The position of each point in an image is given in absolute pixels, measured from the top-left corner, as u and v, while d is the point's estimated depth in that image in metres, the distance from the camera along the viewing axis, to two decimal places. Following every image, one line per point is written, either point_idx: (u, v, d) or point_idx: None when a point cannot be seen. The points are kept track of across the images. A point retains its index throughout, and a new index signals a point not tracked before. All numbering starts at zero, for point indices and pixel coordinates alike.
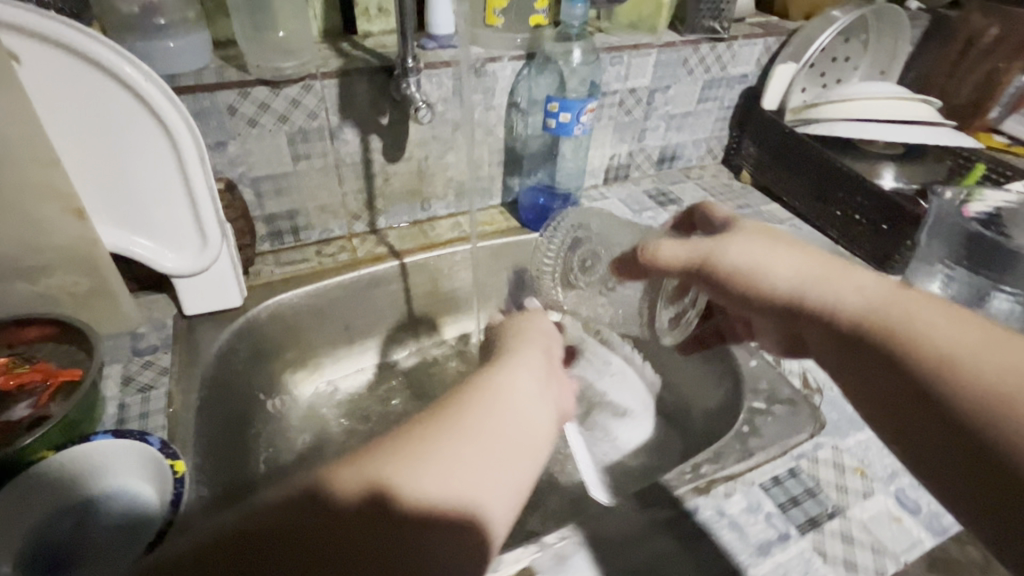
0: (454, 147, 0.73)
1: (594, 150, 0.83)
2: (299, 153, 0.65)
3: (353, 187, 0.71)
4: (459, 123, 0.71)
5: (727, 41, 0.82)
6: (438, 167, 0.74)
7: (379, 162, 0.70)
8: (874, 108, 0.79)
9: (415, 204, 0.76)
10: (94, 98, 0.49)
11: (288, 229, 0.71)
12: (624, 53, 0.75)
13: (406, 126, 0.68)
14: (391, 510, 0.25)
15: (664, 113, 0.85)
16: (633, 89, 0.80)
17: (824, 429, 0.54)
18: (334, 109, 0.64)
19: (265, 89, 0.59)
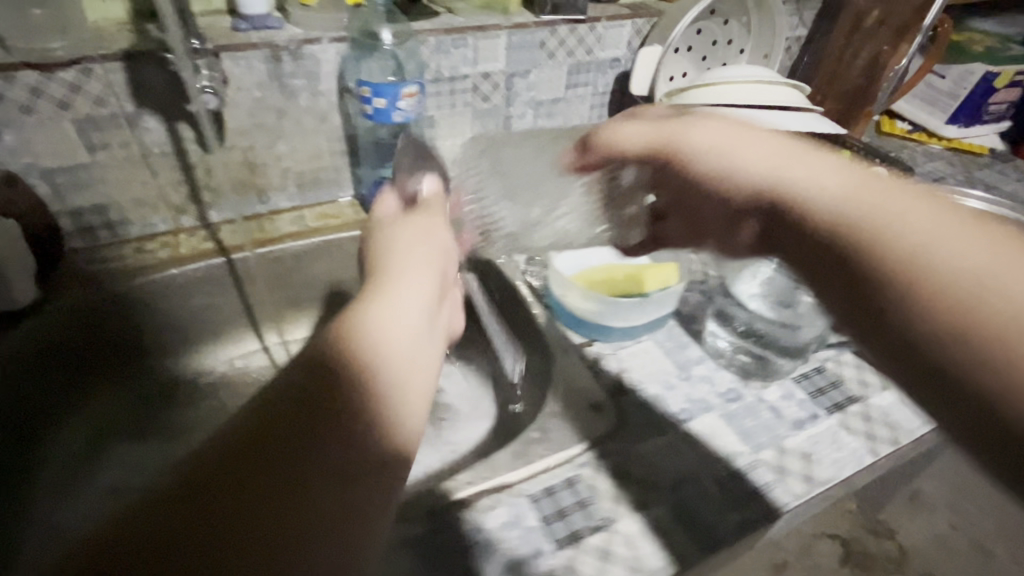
0: (283, 136, 0.69)
1: (452, 139, 0.79)
2: (94, 143, 0.60)
3: (169, 179, 0.66)
4: (285, 110, 0.67)
5: (589, 24, 0.78)
6: (270, 157, 0.70)
7: (195, 152, 0.65)
8: (737, 92, 0.75)
9: (250, 197, 0.72)
10: None
11: (100, 224, 0.66)
12: (467, 36, 0.71)
13: (222, 114, 0.64)
14: (299, 451, 0.27)
15: (529, 99, 0.81)
16: (486, 73, 0.76)
17: (621, 434, 0.51)
18: (126, 95, 0.59)
19: (33, 74, 0.54)
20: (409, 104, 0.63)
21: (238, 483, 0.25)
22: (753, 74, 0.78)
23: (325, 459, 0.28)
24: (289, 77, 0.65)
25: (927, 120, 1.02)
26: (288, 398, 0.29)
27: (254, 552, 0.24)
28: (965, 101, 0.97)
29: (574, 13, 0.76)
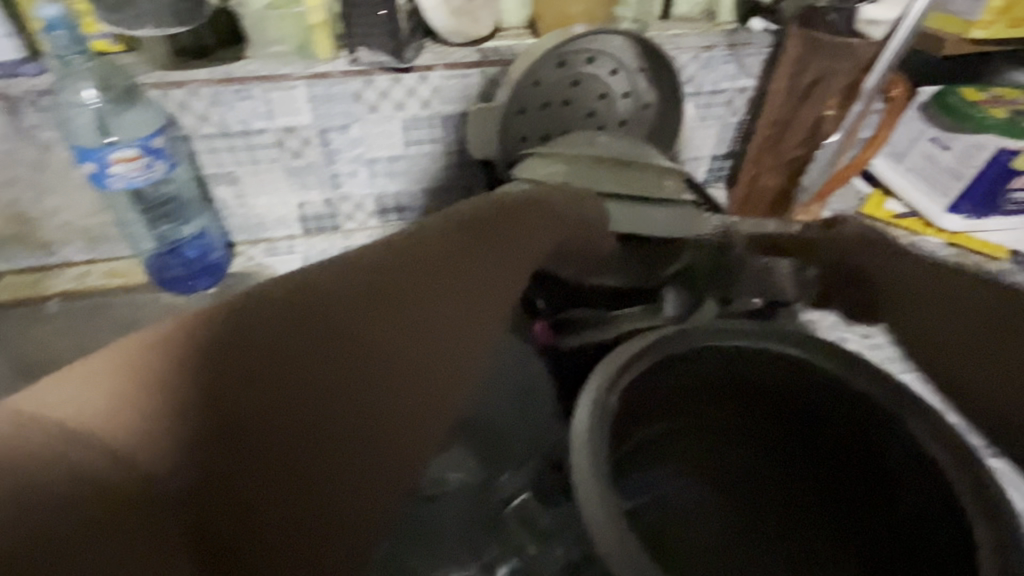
0: (48, 190, 0.62)
1: (262, 197, 0.70)
2: None
3: None
4: (42, 163, 0.60)
5: (418, 74, 0.65)
6: (42, 211, 0.63)
7: None
8: (582, 166, 0.58)
9: (32, 249, 0.66)
10: None
11: None
12: (252, 86, 0.61)
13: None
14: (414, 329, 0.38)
15: (357, 157, 0.70)
16: (290, 127, 0.65)
17: None
18: None
19: None
20: (128, 169, 0.56)
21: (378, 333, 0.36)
22: (602, 148, 0.60)
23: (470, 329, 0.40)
24: (36, 129, 0.58)
25: (924, 206, 0.77)
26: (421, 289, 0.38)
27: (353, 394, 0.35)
28: (971, 181, 0.72)
29: (404, 62, 0.64)
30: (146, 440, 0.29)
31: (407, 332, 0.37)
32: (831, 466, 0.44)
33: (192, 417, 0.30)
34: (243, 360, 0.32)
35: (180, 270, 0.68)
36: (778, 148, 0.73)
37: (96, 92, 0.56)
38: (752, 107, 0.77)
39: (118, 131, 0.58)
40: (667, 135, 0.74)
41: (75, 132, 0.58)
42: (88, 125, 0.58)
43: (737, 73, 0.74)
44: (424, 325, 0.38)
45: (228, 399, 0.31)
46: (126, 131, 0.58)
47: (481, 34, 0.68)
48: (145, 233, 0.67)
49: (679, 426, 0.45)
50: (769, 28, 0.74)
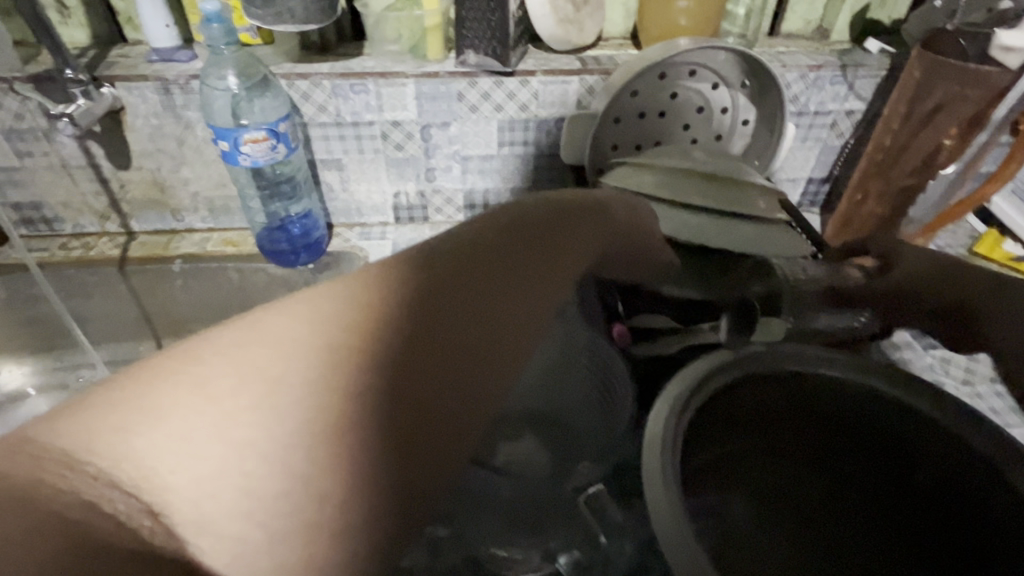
0: (185, 162, 0.70)
1: (362, 184, 0.75)
2: (20, 150, 0.67)
3: (90, 189, 0.71)
4: (183, 138, 0.68)
5: (520, 78, 0.67)
6: (177, 181, 0.71)
7: (108, 167, 0.70)
8: (673, 177, 0.58)
9: (165, 213, 0.74)
10: None
11: (39, 218, 0.73)
12: (367, 81, 0.66)
13: (124, 133, 0.67)
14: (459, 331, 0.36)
15: (454, 153, 0.73)
16: (395, 121, 0.70)
17: None
18: (40, 113, 0.64)
19: None
20: (255, 149, 0.62)
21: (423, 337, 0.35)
22: (695, 160, 0.60)
23: (519, 335, 0.39)
24: (182, 109, 0.65)
25: None
26: (467, 290, 0.37)
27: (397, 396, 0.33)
28: None
29: (507, 66, 0.66)
30: (173, 455, 0.27)
31: (452, 336, 0.36)
32: (915, 505, 0.41)
33: (222, 431, 0.29)
34: (274, 369, 0.31)
35: (285, 244, 0.74)
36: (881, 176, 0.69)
37: (237, 79, 0.63)
38: (859, 131, 0.74)
39: (248, 115, 0.65)
40: (764, 154, 0.72)
41: (213, 113, 0.65)
42: (223, 105, 0.65)
43: (846, 95, 0.71)
44: (471, 330, 0.37)
45: (256, 411, 0.30)
46: (255, 115, 0.65)
47: (583, 43, 0.70)
48: (259, 207, 0.74)
49: (749, 448, 0.43)
50: (888, 49, 0.71)
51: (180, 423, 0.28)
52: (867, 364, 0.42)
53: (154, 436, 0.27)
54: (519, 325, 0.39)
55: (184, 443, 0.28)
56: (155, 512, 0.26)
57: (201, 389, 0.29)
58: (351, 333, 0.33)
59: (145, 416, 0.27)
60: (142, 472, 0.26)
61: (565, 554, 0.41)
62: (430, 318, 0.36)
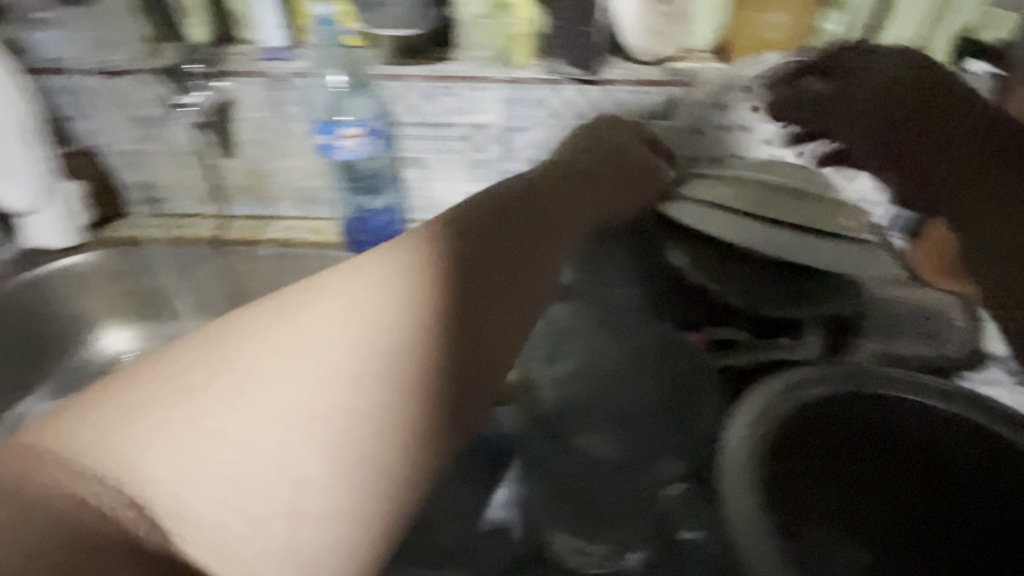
0: (283, 154, 0.74)
1: (442, 184, 0.77)
2: (141, 135, 0.74)
3: (197, 173, 0.77)
4: (283, 131, 0.73)
5: (603, 87, 0.68)
6: (274, 170, 0.76)
7: (214, 154, 0.75)
8: (747, 190, 0.58)
9: (259, 200, 0.79)
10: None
11: (149, 199, 0.79)
12: (455, 84, 0.69)
13: (227, 122, 0.72)
14: (418, 342, 0.40)
15: (530, 158, 0.75)
16: (479, 124, 0.72)
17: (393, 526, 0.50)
18: (162, 102, 0.71)
19: (99, 78, 0.69)
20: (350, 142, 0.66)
21: (384, 347, 0.39)
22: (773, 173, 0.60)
23: (473, 347, 0.43)
24: (286, 104, 0.70)
25: None
26: (435, 303, 0.41)
27: (349, 400, 0.37)
28: None
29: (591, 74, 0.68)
30: (144, 461, 0.32)
31: (413, 345, 0.39)
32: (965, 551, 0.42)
33: (183, 427, 0.33)
34: (235, 369, 0.35)
35: (364, 235, 0.77)
36: (922, 159, 0.62)
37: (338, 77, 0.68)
38: None
39: (344, 110, 0.69)
40: None
41: (313, 108, 0.70)
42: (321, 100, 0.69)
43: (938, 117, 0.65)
44: (431, 342, 0.40)
45: (221, 412, 0.34)
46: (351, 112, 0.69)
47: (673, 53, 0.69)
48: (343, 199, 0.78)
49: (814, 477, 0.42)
50: None
51: (154, 421, 0.33)
52: (954, 395, 0.43)
53: (128, 433, 0.32)
54: (484, 339, 0.44)
55: (193, 428, 0.33)
56: (138, 503, 0.31)
57: (180, 390, 0.34)
58: (317, 341, 0.38)
59: (121, 415, 0.32)
60: (124, 466, 0.31)
61: (635, 552, 0.45)
62: (384, 331, 0.39)
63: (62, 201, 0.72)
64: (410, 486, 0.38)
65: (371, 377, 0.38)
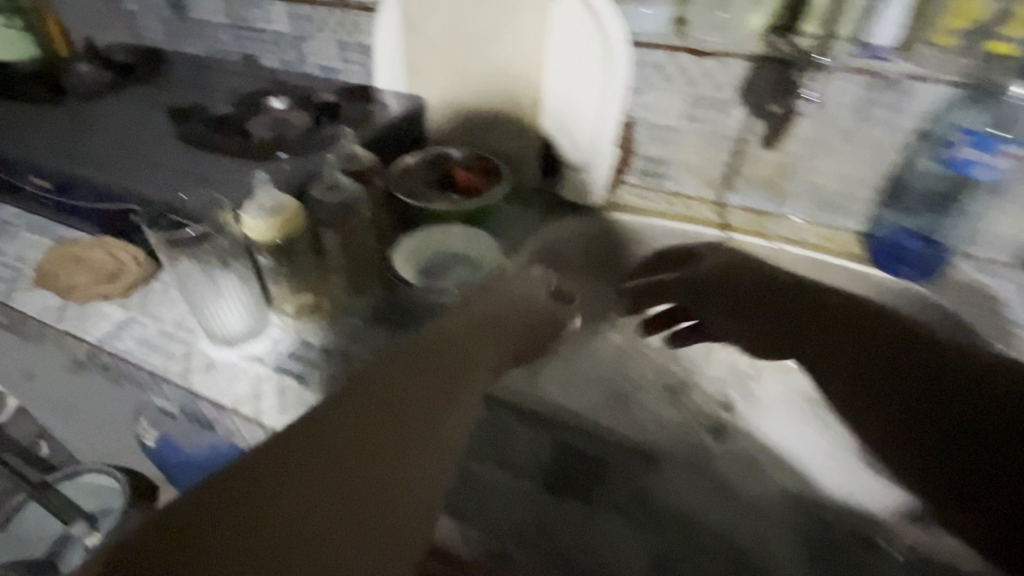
0: (833, 153, 0.68)
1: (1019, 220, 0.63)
2: (691, 114, 0.72)
3: (720, 159, 0.74)
4: (851, 133, 0.66)
5: None
6: (809, 170, 0.70)
7: (753, 144, 0.71)
8: None
9: (767, 196, 0.74)
10: (575, 27, 0.66)
11: (655, 172, 0.80)
12: None
13: (795, 118, 0.67)
14: (326, 470, 0.45)
15: None
16: None
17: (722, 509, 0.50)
18: (736, 87, 0.68)
19: (689, 58, 0.68)
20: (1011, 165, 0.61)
21: (286, 467, 0.44)
22: None
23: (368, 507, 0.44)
24: (876, 106, 0.63)
25: None
26: (320, 463, 0.45)
27: (296, 508, 0.42)
28: None
29: None
30: None
31: (311, 486, 0.44)
32: None
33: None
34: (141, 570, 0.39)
35: (916, 255, 0.67)
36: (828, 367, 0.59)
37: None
38: None
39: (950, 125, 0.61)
40: None
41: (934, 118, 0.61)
42: (972, 117, 0.60)
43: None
44: (344, 464, 0.45)
45: None
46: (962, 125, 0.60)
47: None
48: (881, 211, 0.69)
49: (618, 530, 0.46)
50: None
51: None
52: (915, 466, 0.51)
53: None
54: (358, 484, 0.45)
55: None
56: None
57: None
58: (212, 509, 0.41)
59: None
60: None
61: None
62: (245, 486, 0.43)
63: (605, 161, 0.73)
64: (352, 528, 0.43)
65: (297, 493, 0.43)
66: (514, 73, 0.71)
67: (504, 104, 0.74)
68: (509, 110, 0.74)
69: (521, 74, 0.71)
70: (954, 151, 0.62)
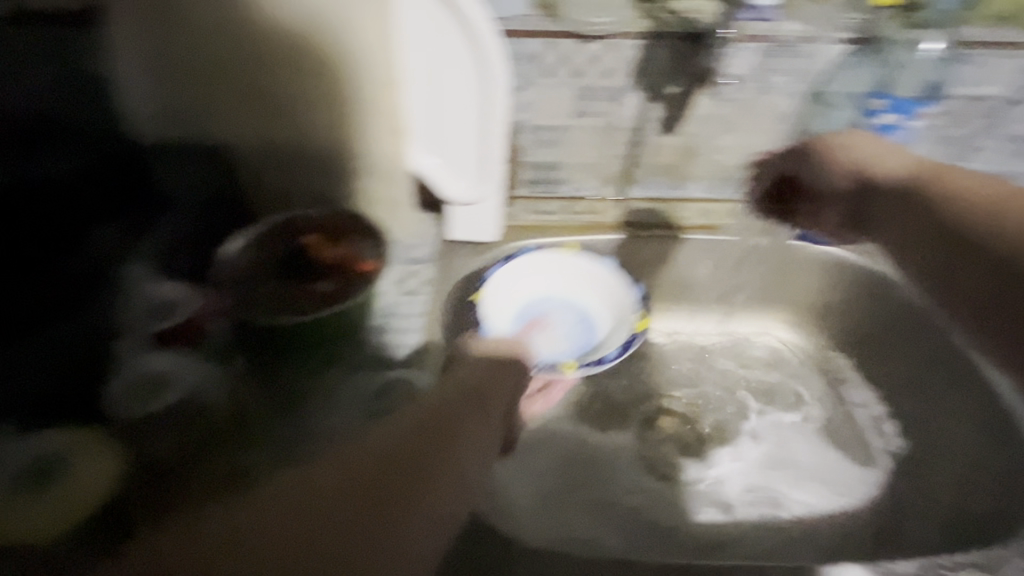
0: (732, 128, 0.62)
1: None
2: (581, 109, 0.61)
3: (618, 152, 0.65)
4: (750, 104, 0.60)
5: None
6: (710, 149, 0.65)
7: (652, 131, 0.63)
8: None
9: (671, 181, 0.68)
10: (438, 34, 0.51)
11: (546, 179, 0.67)
12: (983, 52, 0.57)
13: (693, 98, 0.60)
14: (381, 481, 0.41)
15: (1009, 135, 0.63)
16: (978, 97, 0.60)
17: (771, 480, 0.59)
18: (628, 71, 0.58)
19: (571, 42, 0.56)
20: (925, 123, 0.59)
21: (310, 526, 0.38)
22: None
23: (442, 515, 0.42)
24: (773, 73, 0.58)
25: None
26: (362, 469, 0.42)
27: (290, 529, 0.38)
28: None
29: None
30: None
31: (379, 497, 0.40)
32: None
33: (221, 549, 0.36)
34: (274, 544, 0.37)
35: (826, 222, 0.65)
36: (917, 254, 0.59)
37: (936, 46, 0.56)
38: None
39: (843, 84, 0.59)
40: None
41: (828, 82, 0.59)
42: (866, 78, 0.58)
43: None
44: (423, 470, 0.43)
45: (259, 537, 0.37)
46: (852, 84, 0.59)
47: None
48: None
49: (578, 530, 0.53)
50: None
51: None
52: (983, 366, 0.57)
53: None
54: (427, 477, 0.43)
55: None
56: None
57: None
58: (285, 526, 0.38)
59: None
60: None
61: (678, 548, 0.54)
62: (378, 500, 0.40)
63: (498, 188, 0.59)
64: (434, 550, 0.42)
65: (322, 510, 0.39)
66: (355, 100, 0.52)
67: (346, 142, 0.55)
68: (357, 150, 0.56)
69: (357, 107, 0.52)
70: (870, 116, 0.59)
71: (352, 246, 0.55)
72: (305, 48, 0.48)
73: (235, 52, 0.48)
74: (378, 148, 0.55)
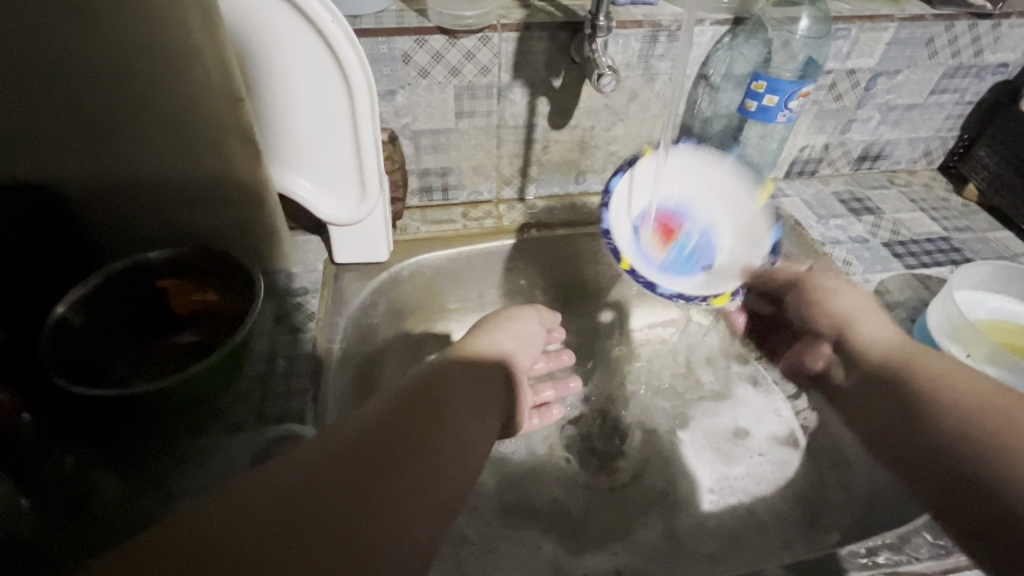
0: (622, 118, 0.60)
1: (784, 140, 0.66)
2: (464, 110, 0.57)
3: (510, 151, 0.61)
4: (638, 92, 0.58)
5: (972, 22, 0.60)
6: (604, 141, 0.62)
7: (542, 128, 0.60)
8: None
9: (570, 176, 0.65)
10: (282, 37, 0.44)
11: (439, 186, 0.63)
12: (855, 25, 0.57)
13: (582, 90, 0.57)
14: (348, 436, 0.32)
15: (883, 104, 0.65)
16: (853, 70, 0.61)
17: (695, 475, 0.59)
18: (508, 66, 0.54)
19: (442, 38, 0.51)
20: (801, 105, 0.56)
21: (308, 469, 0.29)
22: None
23: (400, 484, 0.30)
24: (657, 59, 0.56)
25: None
26: (333, 440, 0.31)
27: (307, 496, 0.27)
28: None
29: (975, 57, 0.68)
30: None
31: (380, 445, 0.32)
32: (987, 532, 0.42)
33: None
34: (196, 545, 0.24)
35: None
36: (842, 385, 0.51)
37: (808, 24, 0.56)
38: None
39: (722, 66, 0.58)
40: None
41: (709, 64, 0.58)
42: (748, 59, 0.58)
43: (989, 85, 0.66)
44: (389, 427, 0.33)
45: None
46: (732, 65, 0.58)
47: None
48: None
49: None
50: None
51: None
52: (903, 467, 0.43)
53: None
54: (427, 434, 0.34)
55: None
56: None
57: None
58: (279, 497, 0.27)
59: None
60: None
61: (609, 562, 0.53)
62: (341, 448, 0.31)
63: (381, 204, 0.54)
64: (434, 513, 0.30)
65: (302, 488, 0.28)
66: (198, 117, 0.46)
67: (198, 168, 0.49)
68: (212, 176, 0.49)
69: (197, 121, 0.46)
70: (743, 101, 0.58)
71: (217, 288, 0.48)
72: (127, 57, 0.43)
73: (47, 62, 0.42)
74: (236, 171, 0.49)
